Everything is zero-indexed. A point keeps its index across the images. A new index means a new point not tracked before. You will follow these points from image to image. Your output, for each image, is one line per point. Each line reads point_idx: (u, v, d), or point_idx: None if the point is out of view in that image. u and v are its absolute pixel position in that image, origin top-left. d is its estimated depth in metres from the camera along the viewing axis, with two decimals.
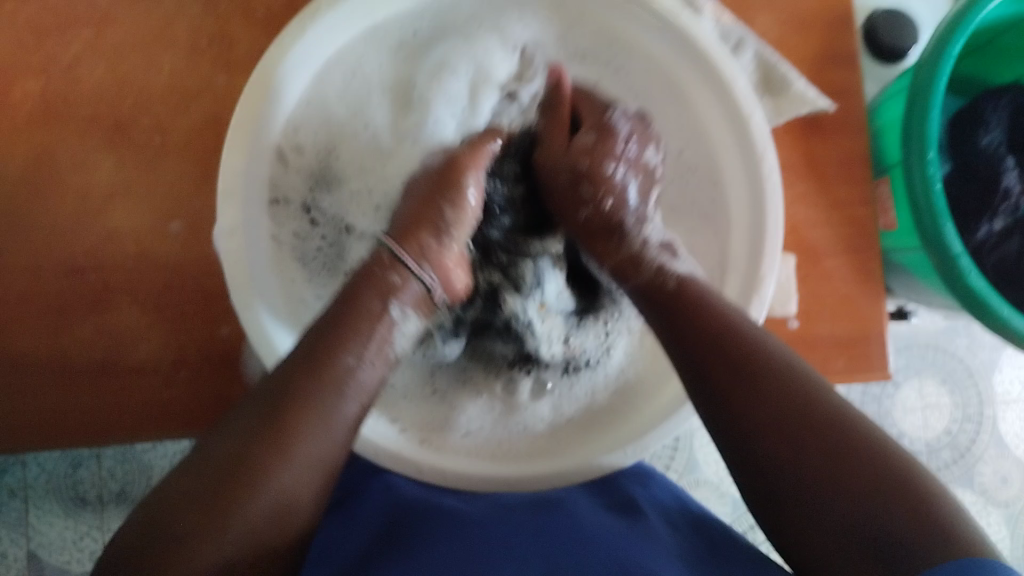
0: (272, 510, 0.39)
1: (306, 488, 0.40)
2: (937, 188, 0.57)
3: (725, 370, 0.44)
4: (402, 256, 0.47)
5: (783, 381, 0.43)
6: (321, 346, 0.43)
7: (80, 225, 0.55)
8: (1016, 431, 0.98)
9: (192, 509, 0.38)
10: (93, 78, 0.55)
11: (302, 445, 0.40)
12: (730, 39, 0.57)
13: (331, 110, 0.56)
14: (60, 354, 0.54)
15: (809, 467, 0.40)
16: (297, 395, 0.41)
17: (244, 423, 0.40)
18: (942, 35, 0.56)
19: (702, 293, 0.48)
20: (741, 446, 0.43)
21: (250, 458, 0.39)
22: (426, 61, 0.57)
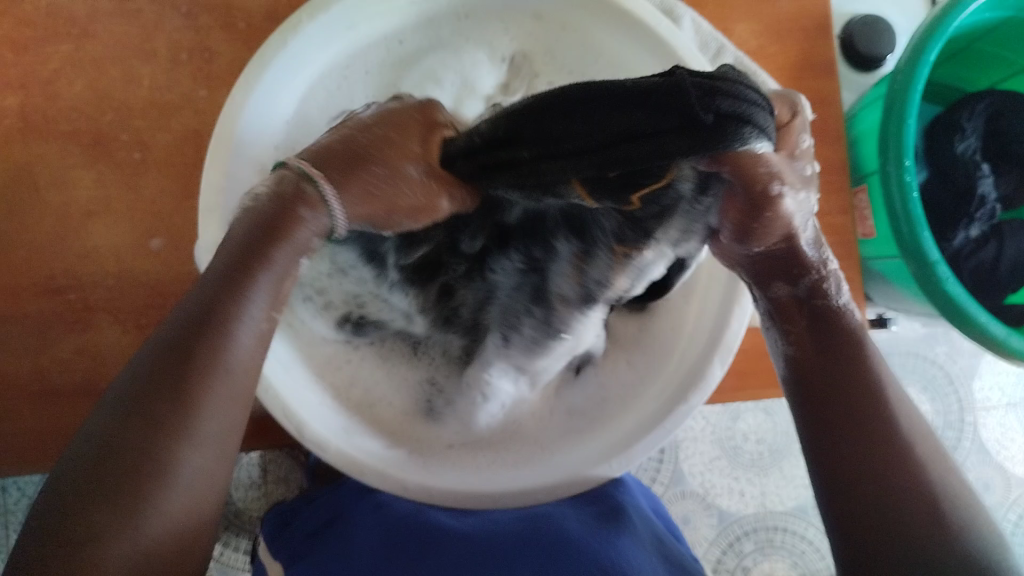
0: (183, 499, 0.35)
1: (218, 465, 0.37)
2: (914, 195, 0.58)
3: (838, 373, 0.43)
4: (325, 190, 0.41)
5: (872, 385, 0.43)
6: (224, 298, 0.38)
7: (59, 242, 0.54)
8: (996, 436, 0.99)
9: (85, 509, 0.33)
10: (72, 94, 0.55)
11: (208, 418, 0.36)
12: (709, 48, 0.58)
13: (315, 123, 0.55)
14: (40, 374, 0.54)
15: (869, 458, 0.41)
16: (191, 363, 0.36)
17: (138, 390, 0.36)
18: (916, 42, 0.57)
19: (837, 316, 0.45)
20: (833, 464, 0.42)
21: (154, 442, 0.34)
22: (414, 70, 0.57)
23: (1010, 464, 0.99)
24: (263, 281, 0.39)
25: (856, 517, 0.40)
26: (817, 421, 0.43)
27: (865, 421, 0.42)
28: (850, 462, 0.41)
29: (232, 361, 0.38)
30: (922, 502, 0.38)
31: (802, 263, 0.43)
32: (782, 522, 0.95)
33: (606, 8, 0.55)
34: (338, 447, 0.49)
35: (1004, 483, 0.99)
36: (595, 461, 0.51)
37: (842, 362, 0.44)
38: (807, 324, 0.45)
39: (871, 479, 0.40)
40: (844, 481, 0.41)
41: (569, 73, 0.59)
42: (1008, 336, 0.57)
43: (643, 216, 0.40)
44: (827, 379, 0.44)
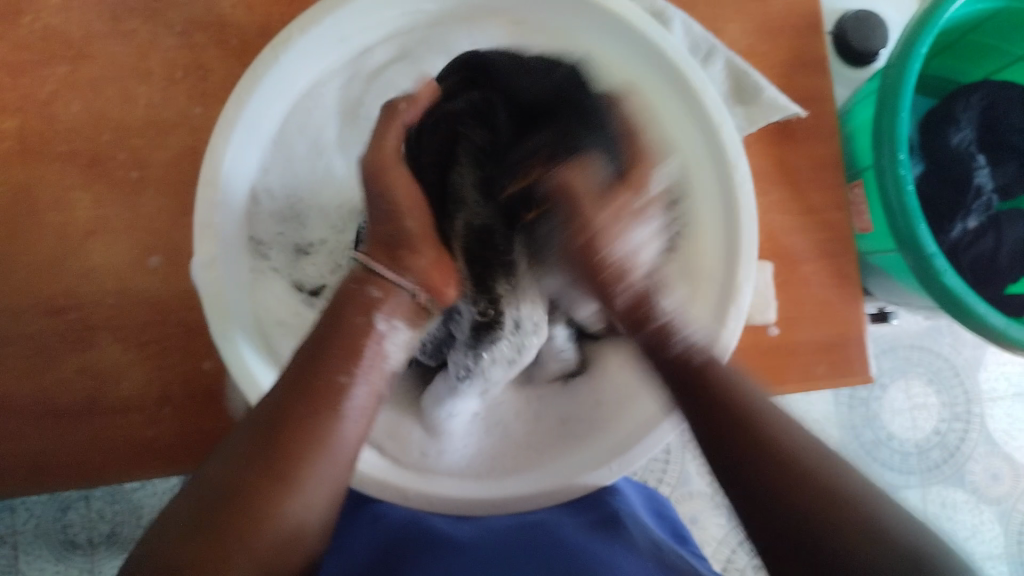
0: (280, 538, 0.37)
1: (314, 514, 0.39)
2: (910, 188, 0.58)
3: (723, 412, 0.41)
4: (375, 267, 0.45)
5: (773, 435, 0.39)
6: (315, 364, 0.41)
7: (58, 263, 0.55)
8: (1003, 427, 0.99)
9: (185, 544, 0.36)
10: (69, 115, 0.56)
11: (308, 472, 0.39)
12: (700, 49, 0.58)
13: (294, 148, 0.56)
14: (43, 395, 0.54)
15: (775, 492, 0.37)
16: (295, 417, 0.40)
17: (238, 449, 0.39)
18: (908, 37, 0.57)
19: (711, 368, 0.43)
20: (766, 514, 0.38)
21: (251, 489, 0.37)
22: (378, 83, 0.58)
23: (1018, 454, 0.99)
24: (345, 347, 0.42)
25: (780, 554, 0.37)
26: (721, 463, 0.41)
27: (766, 452, 0.39)
28: (761, 499, 0.38)
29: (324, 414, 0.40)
30: (838, 522, 0.35)
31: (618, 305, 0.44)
32: None
33: (598, 17, 0.55)
34: None
35: (1013, 474, 0.98)
36: (594, 465, 0.50)
37: (722, 403, 0.41)
38: (676, 360, 0.44)
39: (782, 508, 0.37)
40: (779, 530, 0.37)
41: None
42: (1008, 327, 0.57)
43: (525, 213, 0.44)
44: (713, 421, 0.41)
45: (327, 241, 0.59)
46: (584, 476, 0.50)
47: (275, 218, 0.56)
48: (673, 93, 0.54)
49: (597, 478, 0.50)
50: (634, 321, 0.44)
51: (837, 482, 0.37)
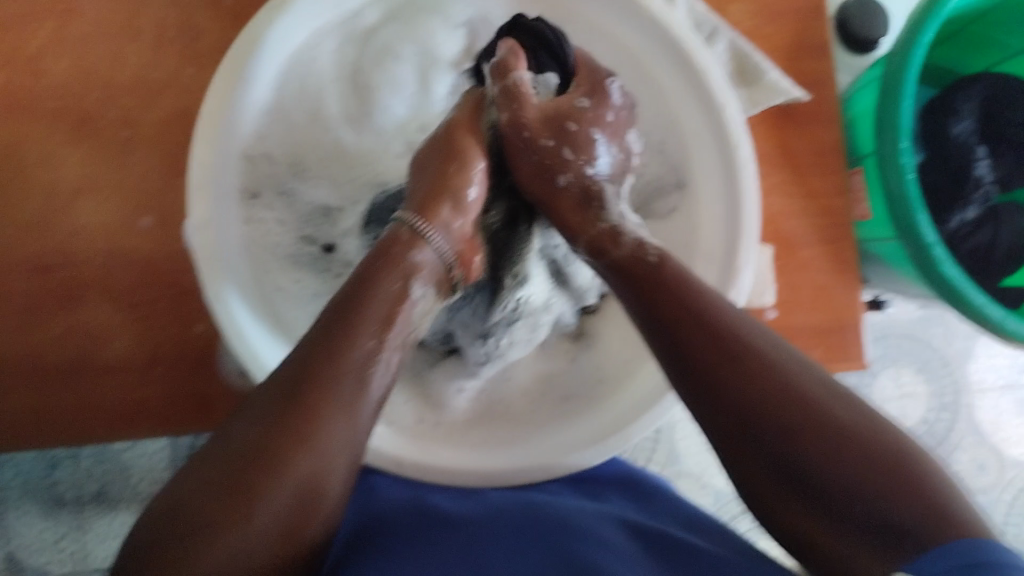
0: (295, 496, 0.37)
1: (334, 470, 0.39)
2: (909, 176, 0.58)
3: (706, 348, 0.39)
4: (420, 228, 0.44)
5: (755, 351, 0.38)
6: (338, 324, 0.41)
7: (50, 221, 0.54)
8: (991, 418, 0.99)
9: (208, 504, 0.36)
10: (61, 73, 0.55)
11: (326, 435, 0.38)
12: (703, 28, 0.58)
13: (291, 117, 0.54)
14: (31, 354, 0.54)
15: (779, 431, 0.36)
16: (319, 378, 0.39)
17: (258, 410, 0.38)
18: (911, 24, 0.57)
19: (687, 278, 0.42)
20: (755, 452, 0.37)
21: (270, 447, 0.37)
22: (373, 45, 0.55)
23: (1004, 445, 0.99)
24: (369, 310, 0.41)
25: (781, 492, 0.36)
26: (709, 410, 0.39)
27: (763, 399, 0.37)
28: (762, 438, 0.36)
29: (346, 374, 0.39)
30: (846, 460, 0.34)
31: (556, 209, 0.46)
32: None
33: None
34: None
35: (998, 465, 0.99)
36: (589, 443, 0.51)
37: (705, 337, 0.39)
38: (654, 286, 0.42)
39: (787, 446, 0.36)
40: (774, 465, 0.36)
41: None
42: (1004, 318, 0.57)
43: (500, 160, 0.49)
44: (700, 360, 0.39)
45: (346, 208, 0.56)
46: (576, 453, 0.50)
47: (281, 187, 0.55)
48: (676, 71, 0.54)
49: (594, 453, 0.50)
50: (575, 221, 0.46)
51: (842, 413, 0.36)
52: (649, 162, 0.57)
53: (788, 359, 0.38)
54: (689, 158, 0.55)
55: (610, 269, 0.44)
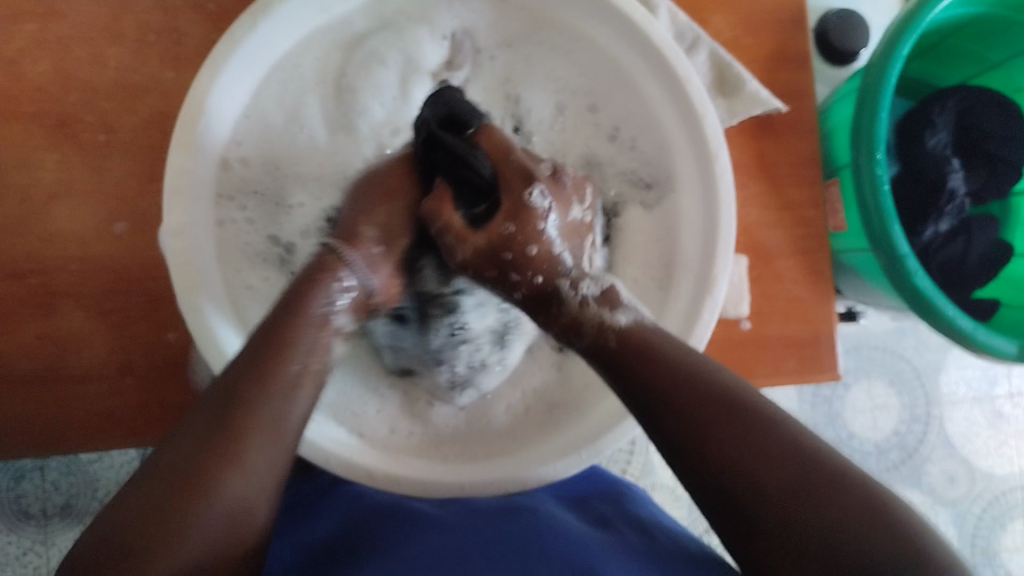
0: (226, 519, 0.35)
1: (260, 495, 0.37)
2: (885, 188, 0.58)
3: (679, 413, 0.38)
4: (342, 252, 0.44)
5: (716, 403, 0.37)
6: (268, 346, 0.40)
7: (21, 224, 0.53)
8: (961, 430, 1.01)
9: (140, 521, 0.33)
10: (36, 74, 0.54)
11: (253, 453, 0.37)
12: (686, 38, 0.58)
13: (271, 121, 0.54)
14: (2, 360, 0.52)
15: (753, 486, 0.35)
16: (251, 399, 0.38)
17: (191, 433, 0.37)
18: (889, 37, 0.58)
19: (650, 341, 0.41)
20: (719, 501, 0.36)
21: (203, 467, 0.35)
22: (357, 54, 0.54)
23: (975, 457, 1.00)
24: (303, 332, 0.41)
25: (755, 538, 0.35)
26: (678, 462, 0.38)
27: (732, 446, 0.36)
28: (738, 493, 0.35)
29: (278, 399, 0.39)
30: (824, 515, 0.34)
31: (519, 302, 0.43)
32: None
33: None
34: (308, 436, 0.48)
35: (968, 477, 1.00)
36: (563, 453, 0.50)
37: (681, 401, 0.38)
38: (629, 350, 0.40)
39: (762, 506, 0.35)
40: (740, 519, 0.35)
41: (507, 47, 0.58)
42: (974, 329, 0.58)
43: (477, 203, 0.45)
44: (678, 419, 0.38)
45: (306, 205, 0.54)
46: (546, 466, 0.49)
47: (255, 186, 0.54)
48: (658, 79, 0.54)
49: (566, 465, 0.49)
50: (541, 316, 0.43)
51: (821, 464, 0.35)
52: (623, 161, 0.57)
53: (764, 413, 0.37)
54: (668, 165, 0.55)
55: (585, 354, 0.42)
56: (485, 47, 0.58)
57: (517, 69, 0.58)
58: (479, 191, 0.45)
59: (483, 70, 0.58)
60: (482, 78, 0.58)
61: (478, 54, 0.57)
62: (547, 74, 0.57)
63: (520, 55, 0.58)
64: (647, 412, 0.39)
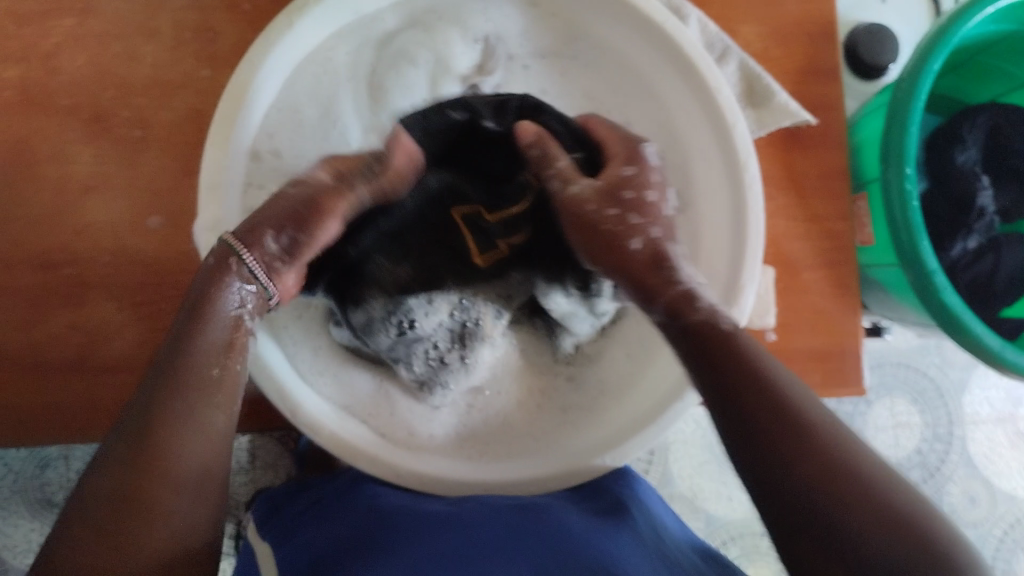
0: (170, 537, 0.37)
1: (197, 501, 0.39)
2: (915, 204, 0.58)
3: (768, 420, 0.36)
4: (238, 249, 0.40)
5: (802, 419, 0.36)
6: (177, 351, 0.39)
7: (57, 217, 0.54)
8: (984, 451, 0.99)
9: (84, 557, 0.36)
10: (74, 69, 0.55)
11: (182, 466, 0.38)
12: (715, 48, 0.58)
13: (302, 110, 0.54)
14: (32, 349, 0.53)
15: (793, 496, 0.35)
16: (170, 412, 0.38)
17: (115, 453, 0.38)
18: (921, 51, 0.57)
19: (738, 343, 0.39)
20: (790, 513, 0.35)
21: (136, 492, 0.37)
22: (388, 51, 0.56)
23: (998, 479, 0.99)
24: (210, 331, 0.39)
25: (792, 543, 0.35)
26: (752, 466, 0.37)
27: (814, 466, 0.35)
28: (777, 499, 0.36)
29: (200, 406, 0.39)
30: (859, 532, 0.34)
31: (631, 261, 0.41)
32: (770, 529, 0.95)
33: (614, 5, 0.54)
34: (332, 431, 0.49)
35: (990, 499, 0.99)
36: (591, 454, 0.50)
37: (768, 410, 0.37)
38: (689, 349, 0.39)
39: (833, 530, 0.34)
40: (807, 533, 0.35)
41: (540, 57, 0.59)
42: (1002, 348, 0.57)
43: (575, 150, 0.47)
44: (726, 411, 0.38)
45: None
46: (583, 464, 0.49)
47: (285, 178, 0.54)
48: (687, 87, 0.54)
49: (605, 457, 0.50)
50: (647, 282, 0.41)
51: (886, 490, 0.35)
52: None
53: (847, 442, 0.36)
54: (695, 176, 0.56)
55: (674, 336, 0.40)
56: (517, 54, 0.59)
57: (549, 79, 0.59)
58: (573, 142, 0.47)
59: (515, 79, 0.59)
60: (515, 83, 0.59)
61: (511, 61, 0.59)
62: (578, 87, 0.59)
63: (554, 67, 0.59)
64: (731, 411, 0.37)
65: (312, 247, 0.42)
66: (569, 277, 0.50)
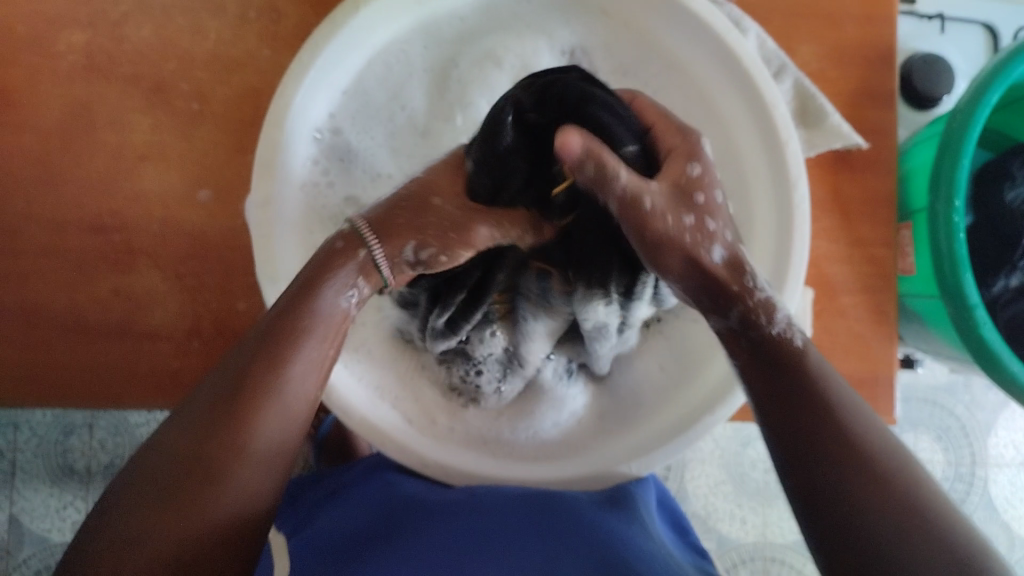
0: (234, 505, 0.37)
1: (265, 478, 0.38)
2: (961, 236, 0.58)
3: (827, 433, 0.36)
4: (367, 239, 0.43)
5: (852, 433, 0.36)
6: (280, 331, 0.40)
7: (110, 182, 0.55)
8: (1005, 495, 0.98)
9: (150, 506, 0.36)
10: (139, 39, 0.56)
11: (258, 440, 0.38)
12: (771, 64, 0.58)
13: (372, 96, 0.56)
14: (74, 311, 0.54)
15: (842, 499, 0.35)
16: (256, 383, 0.39)
17: (195, 417, 0.38)
18: (980, 84, 0.57)
19: (800, 354, 0.39)
20: (833, 523, 0.35)
21: (209, 454, 0.37)
22: (475, 49, 0.57)
23: (1015, 523, 0.98)
24: (315, 325, 0.41)
25: (833, 550, 0.35)
26: (801, 478, 0.36)
27: (858, 480, 0.35)
28: (824, 504, 0.35)
29: (288, 390, 0.40)
30: (908, 535, 0.33)
31: (708, 272, 0.40)
32: (782, 555, 0.94)
33: (679, 15, 0.54)
34: (362, 415, 0.49)
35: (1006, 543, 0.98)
36: (619, 459, 0.51)
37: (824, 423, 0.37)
38: (750, 357, 0.40)
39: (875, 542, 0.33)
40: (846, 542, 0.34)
41: (620, 75, 0.59)
42: None
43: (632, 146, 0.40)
44: (775, 419, 0.38)
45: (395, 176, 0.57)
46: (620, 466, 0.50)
47: (341, 155, 0.56)
48: (744, 101, 0.54)
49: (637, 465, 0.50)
50: (726, 288, 0.40)
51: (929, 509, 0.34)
52: None
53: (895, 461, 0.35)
54: (750, 188, 0.55)
55: (738, 339, 0.40)
56: (602, 69, 0.59)
57: None
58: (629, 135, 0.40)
59: None
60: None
61: (594, 75, 0.59)
62: None
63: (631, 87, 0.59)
64: (785, 423, 0.38)
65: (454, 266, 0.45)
66: (613, 281, 0.44)
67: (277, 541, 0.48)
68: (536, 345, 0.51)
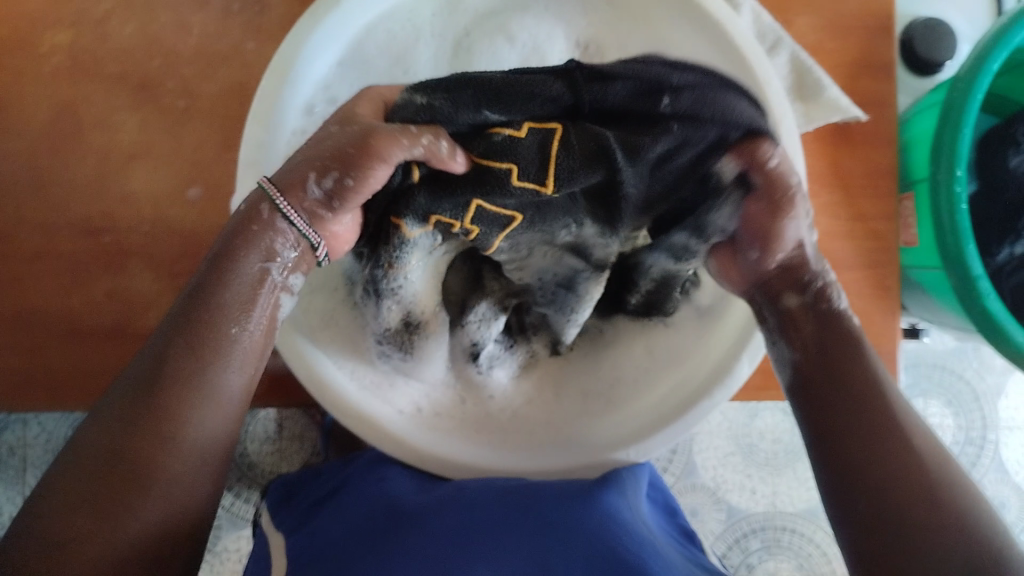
0: (161, 505, 0.38)
1: (194, 469, 0.40)
2: (963, 207, 0.57)
3: (842, 408, 0.43)
4: (282, 206, 0.42)
5: (876, 410, 0.42)
6: (196, 316, 0.41)
7: (99, 184, 0.55)
8: (1017, 457, 0.98)
9: (76, 507, 0.37)
10: (124, 37, 0.55)
11: (186, 431, 0.40)
12: (766, 39, 0.57)
13: (371, 64, 0.54)
14: (70, 314, 0.54)
15: (858, 464, 0.41)
16: (178, 373, 0.40)
17: (116, 409, 0.39)
18: (983, 49, 0.56)
19: (843, 336, 0.45)
20: (844, 482, 0.41)
21: (132, 450, 0.38)
22: (487, 26, 0.56)
23: None
24: (231, 306, 0.41)
25: (851, 502, 0.41)
26: (827, 459, 0.43)
27: (868, 455, 0.41)
28: (846, 469, 0.42)
29: (213, 377, 0.41)
30: (904, 494, 0.40)
31: (789, 278, 0.45)
32: (791, 523, 0.95)
33: None
34: (358, 408, 0.49)
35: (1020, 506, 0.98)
36: (611, 446, 0.51)
37: (844, 398, 0.43)
38: (813, 330, 0.45)
39: (881, 504, 0.40)
40: (858, 499, 0.41)
41: None
42: None
43: (604, 90, 0.38)
44: (809, 402, 0.44)
45: None
46: (621, 450, 0.50)
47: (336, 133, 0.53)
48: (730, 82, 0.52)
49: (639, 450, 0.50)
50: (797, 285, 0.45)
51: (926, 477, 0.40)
52: None
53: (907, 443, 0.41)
54: None
55: (807, 317, 0.45)
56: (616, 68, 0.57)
57: None
58: (599, 80, 0.38)
59: None
60: None
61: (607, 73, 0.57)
62: None
63: None
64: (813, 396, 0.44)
65: (360, 194, 0.40)
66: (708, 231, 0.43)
67: (278, 543, 0.49)
68: (422, 291, 0.46)
